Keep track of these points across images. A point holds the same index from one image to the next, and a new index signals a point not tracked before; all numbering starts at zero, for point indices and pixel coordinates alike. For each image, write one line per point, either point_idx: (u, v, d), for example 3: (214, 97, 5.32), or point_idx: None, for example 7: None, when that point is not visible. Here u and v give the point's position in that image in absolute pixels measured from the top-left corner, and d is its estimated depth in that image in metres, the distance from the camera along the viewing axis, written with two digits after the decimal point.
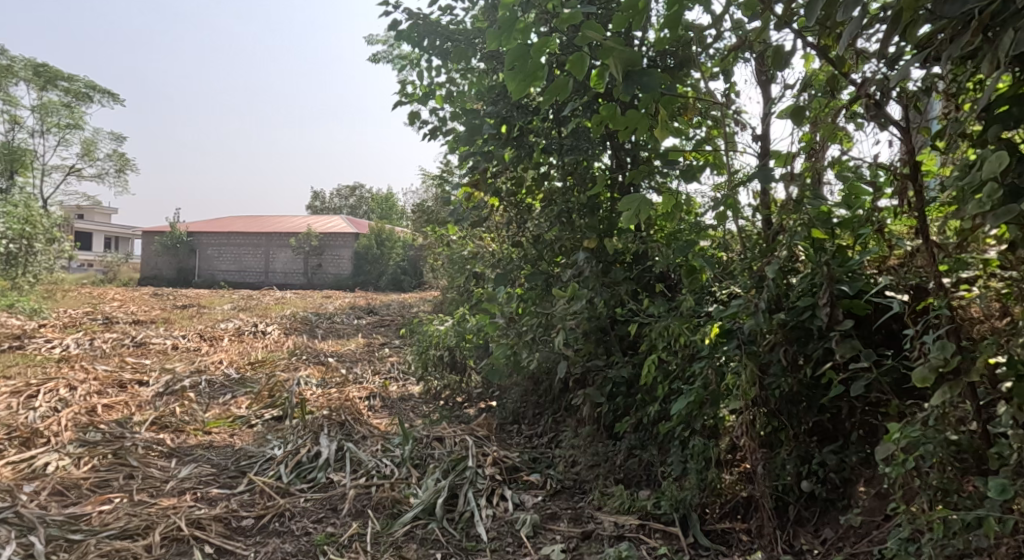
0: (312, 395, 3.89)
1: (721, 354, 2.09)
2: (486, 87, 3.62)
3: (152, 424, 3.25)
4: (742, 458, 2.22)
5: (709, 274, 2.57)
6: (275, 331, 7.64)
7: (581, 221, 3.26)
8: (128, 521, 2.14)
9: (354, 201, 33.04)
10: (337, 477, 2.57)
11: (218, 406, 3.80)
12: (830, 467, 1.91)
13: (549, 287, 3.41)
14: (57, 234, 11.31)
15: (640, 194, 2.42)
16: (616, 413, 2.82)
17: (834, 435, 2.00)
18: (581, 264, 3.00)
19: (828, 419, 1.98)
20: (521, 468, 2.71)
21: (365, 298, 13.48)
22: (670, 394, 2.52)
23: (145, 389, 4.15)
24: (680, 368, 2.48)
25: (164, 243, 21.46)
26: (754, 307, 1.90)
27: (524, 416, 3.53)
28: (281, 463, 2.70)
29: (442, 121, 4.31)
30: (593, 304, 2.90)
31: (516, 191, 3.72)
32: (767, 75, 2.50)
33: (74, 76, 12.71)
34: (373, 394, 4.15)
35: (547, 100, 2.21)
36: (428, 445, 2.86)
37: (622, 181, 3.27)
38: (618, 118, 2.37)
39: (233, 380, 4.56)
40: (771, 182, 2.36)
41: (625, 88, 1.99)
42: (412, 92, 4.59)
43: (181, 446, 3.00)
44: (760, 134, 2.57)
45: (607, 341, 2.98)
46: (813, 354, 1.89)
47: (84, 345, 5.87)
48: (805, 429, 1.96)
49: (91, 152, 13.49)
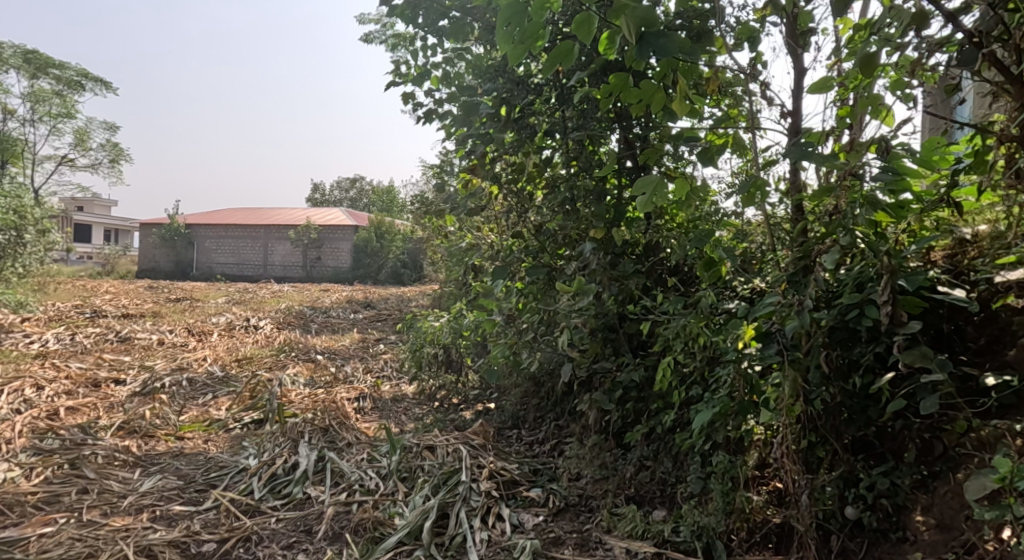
0: (297, 396, 3.63)
1: (750, 359, 1.83)
2: (484, 64, 3.34)
3: (119, 428, 2.99)
4: (772, 477, 1.97)
5: (730, 267, 2.30)
6: (268, 326, 7.39)
7: (587, 209, 2.98)
8: (71, 548, 1.88)
9: (355, 194, 32.75)
10: (314, 493, 2.31)
11: (195, 408, 3.54)
12: (880, 492, 1.66)
13: (552, 282, 3.15)
14: (48, 226, 11.06)
15: (655, 176, 2.11)
16: (626, 421, 2.57)
17: (882, 453, 1.73)
18: (587, 256, 2.73)
19: (876, 435, 1.72)
20: (521, 482, 2.45)
21: (363, 292, 13.22)
22: (688, 401, 2.27)
23: (120, 389, 3.89)
24: (698, 372, 2.22)
25: (161, 235, 21.19)
26: (795, 304, 1.63)
27: (525, 420, 3.27)
28: (254, 475, 2.44)
29: (437, 103, 4.03)
30: (600, 299, 2.64)
31: (517, 178, 3.45)
32: (800, 42, 2.22)
33: (67, 64, 12.38)
34: (364, 395, 3.89)
35: (548, 65, 1.92)
36: (418, 455, 2.60)
37: (631, 166, 3.00)
38: (631, 90, 2.10)
39: (216, 378, 4.30)
40: (806, 160, 2.06)
41: (639, 53, 1.69)
42: (405, 72, 4.31)
43: (149, 454, 2.74)
44: (790, 110, 2.28)
45: (615, 340, 2.71)
46: (862, 361, 1.62)
47: (64, 339, 5.61)
48: (851, 446, 1.70)
49: (83, 143, 13.19)
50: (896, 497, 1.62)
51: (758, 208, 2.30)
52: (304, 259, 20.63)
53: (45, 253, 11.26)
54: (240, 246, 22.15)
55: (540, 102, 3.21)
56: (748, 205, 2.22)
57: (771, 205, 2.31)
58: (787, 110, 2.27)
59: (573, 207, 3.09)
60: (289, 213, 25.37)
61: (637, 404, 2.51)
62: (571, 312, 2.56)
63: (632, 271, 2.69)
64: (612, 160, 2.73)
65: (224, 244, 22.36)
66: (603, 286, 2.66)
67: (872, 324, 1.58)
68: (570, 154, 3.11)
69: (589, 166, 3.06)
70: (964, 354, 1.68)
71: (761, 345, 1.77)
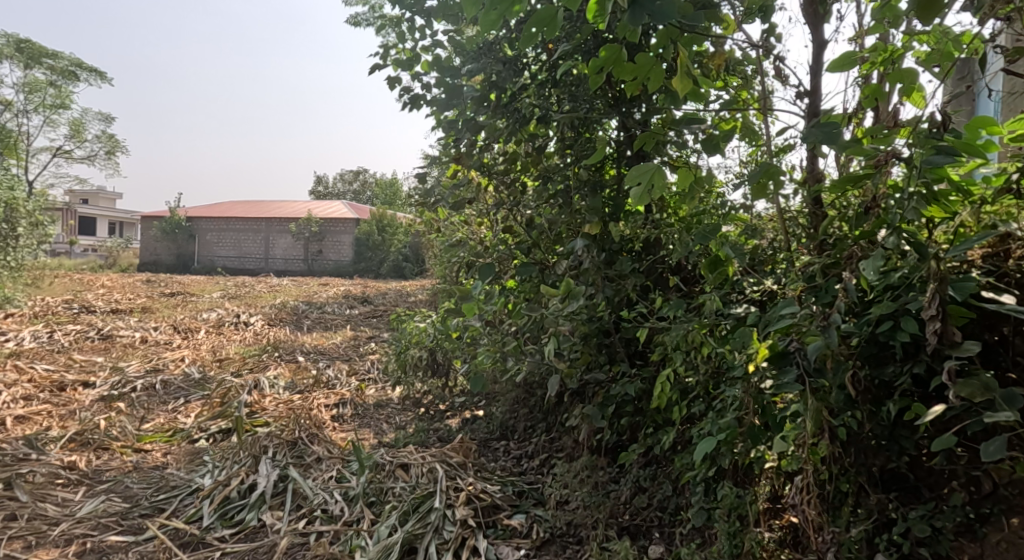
0: (271, 403, 3.38)
1: (762, 378, 1.56)
2: (471, 44, 3.06)
3: (70, 440, 2.75)
4: (786, 510, 1.71)
5: (739, 266, 2.05)
6: (258, 322, 7.17)
7: (582, 202, 2.72)
8: None
9: (358, 186, 32.54)
10: (270, 519, 2.07)
11: (162, 415, 3.30)
12: (916, 539, 1.39)
13: (543, 281, 2.88)
14: (43, 219, 10.85)
15: (654, 162, 1.81)
16: (621, 437, 2.31)
17: (917, 490, 1.46)
18: (579, 253, 2.46)
19: (911, 468, 1.45)
20: (502, 507, 2.20)
21: (364, 285, 13.71)
22: (690, 419, 2.01)
23: (87, 392, 3.66)
24: (701, 387, 1.96)
25: (162, 228, 21.02)
26: (818, 316, 1.36)
27: (514, 430, 3.02)
28: (206, 497, 2.20)
29: (424, 88, 3.75)
30: (593, 302, 2.38)
31: (506, 167, 3.18)
32: (821, 9, 1.93)
33: (60, 53, 12.10)
34: (344, 400, 3.65)
35: (529, 32, 1.64)
36: (390, 475, 2.35)
37: (631, 154, 2.75)
38: (625, 64, 1.83)
39: (192, 380, 4.07)
40: (829, 145, 1.76)
41: (631, 17, 1.38)
42: (392, 56, 4.03)
43: (98, 470, 2.50)
44: (807, 89, 1.99)
45: (610, 346, 2.46)
46: (897, 384, 1.35)
47: (42, 337, 5.39)
48: (882, 482, 1.43)
49: (79, 134, 12.96)
50: (936, 547, 1.35)
51: (771, 200, 2.03)
52: (306, 253, 20.42)
53: (38, 246, 11.07)
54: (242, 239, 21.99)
55: (530, 85, 2.94)
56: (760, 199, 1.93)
57: (785, 197, 2.04)
58: (805, 90, 1.98)
59: (566, 200, 2.82)
60: (291, 206, 25.19)
61: (633, 419, 2.25)
62: (560, 316, 2.29)
63: (629, 270, 2.43)
64: (606, 147, 2.44)
65: (226, 237, 22.19)
66: (596, 287, 2.40)
67: (910, 340, 1.31)
68: (564, 143, 2.84)
69: (584, 154, 2.80)
70: (1013, 371, 1.38)
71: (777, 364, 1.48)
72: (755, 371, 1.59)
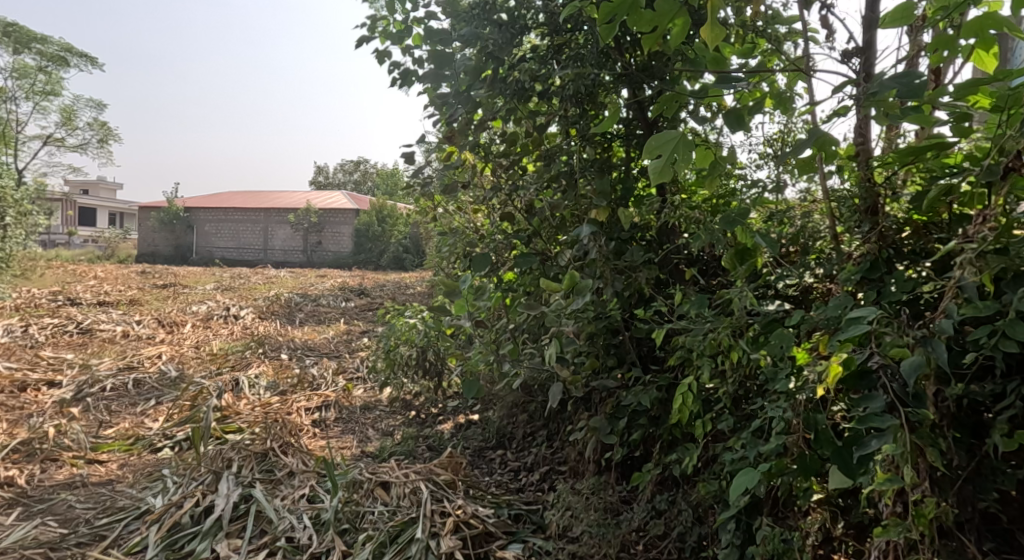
0: (247, 406, 3.10)
1: (813, 397, 1.27)
2: (465, 11, 2.75)
3: (14, 452, 2.47)
4: (834, 552, 1.42)
5: (770, 257, 1.78)
6: (249, 315, 6.89)
7: (587, 185, 2.43)
8: None
9: (358, 177, 32.18)
10: (224, 550, 1.79)
11: (127, 420, 3.02)
12: None
13: (544, 274, 2.59)
14: (29, 209, 10.49)
15: (676, 129, 1.49)
16: (632, 453, 2.03)
17: (1010, 536, 1.17)
18: (584, 242, 2.17)
19: (1003, 508, 1.15)
20: (496, 535, 1.93)
21: (361, 277, 12.91)
22: (714, 436, 1.72)
23: (48, 393, 3.37)
24: (729, 400, 1.68)
25: (161, 218, 20.73)
26: (897, 323, 1.06)
27: (511, 438, 2.74)
28: (154, 521, 1.91)
29: (415, 63, 3.43)
30: (601, 299, 2.10)
31: (504, 147, 2.87)
32: None
33: (48, 38, 11.75)
34: (328, 403, 3.36)
35: None
36: (367, 496, 2.06)
37: (642, 135, 2.51)
38: (643, 13, 1.52)
39: (166, 379, 3.78)
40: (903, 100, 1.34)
41: None
42: (381, 29, 3.70)
43: (41, 486, 2.22)
44: (859, 46, 1.66)
45: (620, 348, 2.16)
46: (997, 406, 1.05)
47: (16, 332, 5.11)
48: (968, 529, 1.14)
49: (70, 122, 12.59)
50: None
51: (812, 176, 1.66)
52: (305, 244, 20.16)
53: (27, 236, 10.79)
54: (241, 230, 21.73)
55: (530, 55, 2.62)
56: (805, 173, 1.60)
57: (827, 174, 1.73)
58: (856, 46, 1.66)
59: (570, 182, 2.51)
60: (291, 196, 24.94)
61: (646, 434, 1.97)
62: (563, 316, 1.99)
63: (641, 261, 2.14)
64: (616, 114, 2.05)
65: (225, 227, 21.90)
66: (605, 281, 2.11)
67: (1019, 351, 1.02)
68: (568, 120, 2.53)
69: (590, 133, 2.51)
70: None
71: (851, 384, 1.08)
72: (802, 385, 1.29)
